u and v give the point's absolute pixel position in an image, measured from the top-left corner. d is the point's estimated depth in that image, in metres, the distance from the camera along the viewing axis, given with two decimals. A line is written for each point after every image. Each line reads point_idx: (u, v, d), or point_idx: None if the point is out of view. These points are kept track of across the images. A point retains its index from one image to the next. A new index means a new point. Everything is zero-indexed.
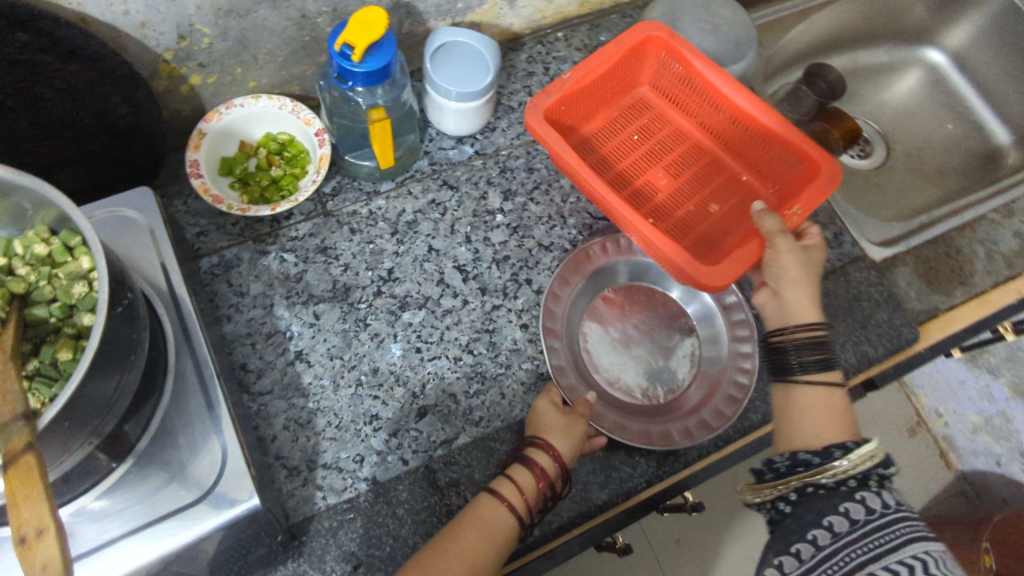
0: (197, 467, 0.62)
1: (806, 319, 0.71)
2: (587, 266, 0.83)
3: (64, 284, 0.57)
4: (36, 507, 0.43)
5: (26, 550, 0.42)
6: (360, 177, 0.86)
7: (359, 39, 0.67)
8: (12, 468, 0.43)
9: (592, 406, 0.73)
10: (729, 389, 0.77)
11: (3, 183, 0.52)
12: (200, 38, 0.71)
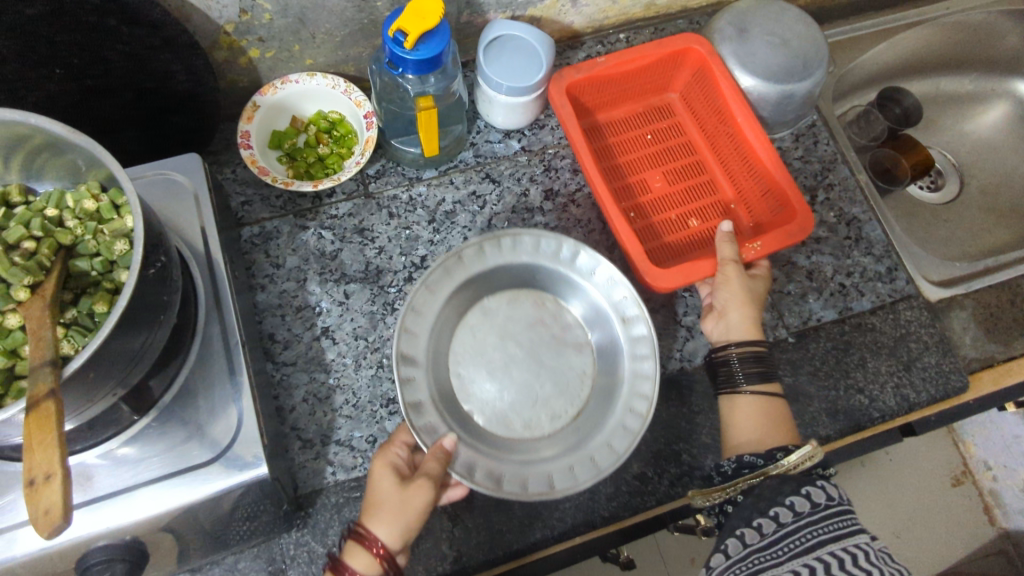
0: (215, 429, 0.63)
1: (749, 336, 0.74)
2: (456, 272, 0.72)
3: (108, 240, 0.59)
4: (48, 453, 0.45)
5: (33, 492, 0.44)
6: (405, 163, 0.87)
7: (413, 27, 0.68)
8: (33, 412, 0.45)
9: (449, 452, 0.64)
10: (627, 420, 0.69)
11: (58, 139, 0.54)
12: (261, 13, 0.73)
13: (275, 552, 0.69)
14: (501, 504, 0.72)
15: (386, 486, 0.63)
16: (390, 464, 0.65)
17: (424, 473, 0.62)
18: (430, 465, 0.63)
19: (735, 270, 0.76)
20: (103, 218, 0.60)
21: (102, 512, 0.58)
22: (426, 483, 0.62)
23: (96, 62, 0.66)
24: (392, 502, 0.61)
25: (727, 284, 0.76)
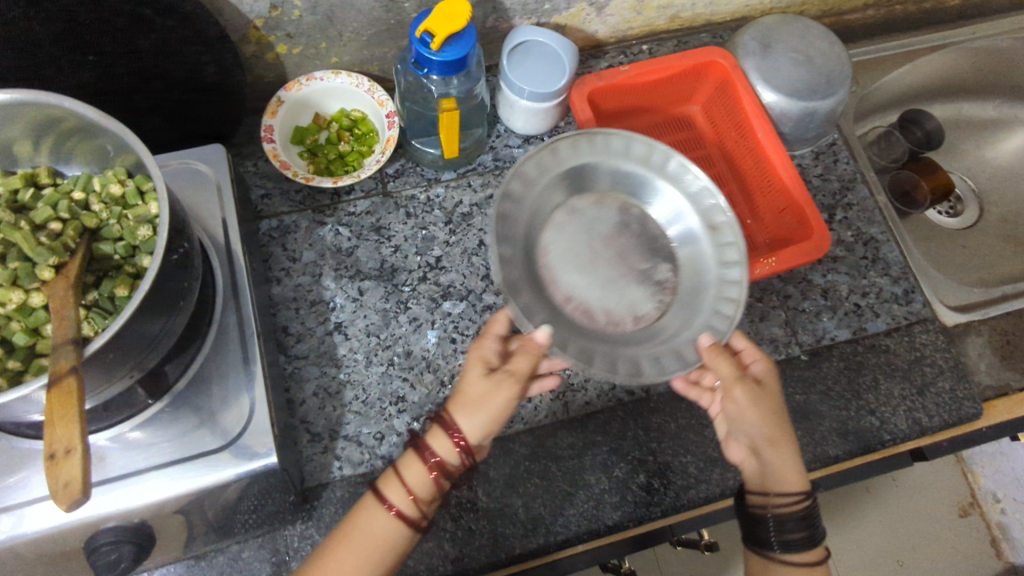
0: (227, 418, 0.63)
1: (784, 484, 0.64)
2: (550, 162, 0.77)
3: (132, 226, 0.60)
4: (69, 428, 0.45)
5: (53, 465, 0.45)
6: (424, 164, 0.88)
7: (440, 29, 0.69)
8: (55, 388, 0.45)
9: (536, 348, 0.63)
10: (715, 320, 0.72)
11: (89, 124, 0.55)
12: (291, 9, 0.74)
13: (279, 544, 0.69)
14: (506, 507, 0.72)
15: (474, 377, 0.62)
16: (481, 355, 0.64)
17: (512, 371, 0.61)
18: (520, 362, 0.62)
19: (762, 414, 0.65)
20: (128, 202, 0.61)
21: (112, 493, 0.58)
22: (512, 382, 0.60)
23: (128, 50, 0.68)
24: (477, 394, 0.60)
25: (761, 436, 0.65)
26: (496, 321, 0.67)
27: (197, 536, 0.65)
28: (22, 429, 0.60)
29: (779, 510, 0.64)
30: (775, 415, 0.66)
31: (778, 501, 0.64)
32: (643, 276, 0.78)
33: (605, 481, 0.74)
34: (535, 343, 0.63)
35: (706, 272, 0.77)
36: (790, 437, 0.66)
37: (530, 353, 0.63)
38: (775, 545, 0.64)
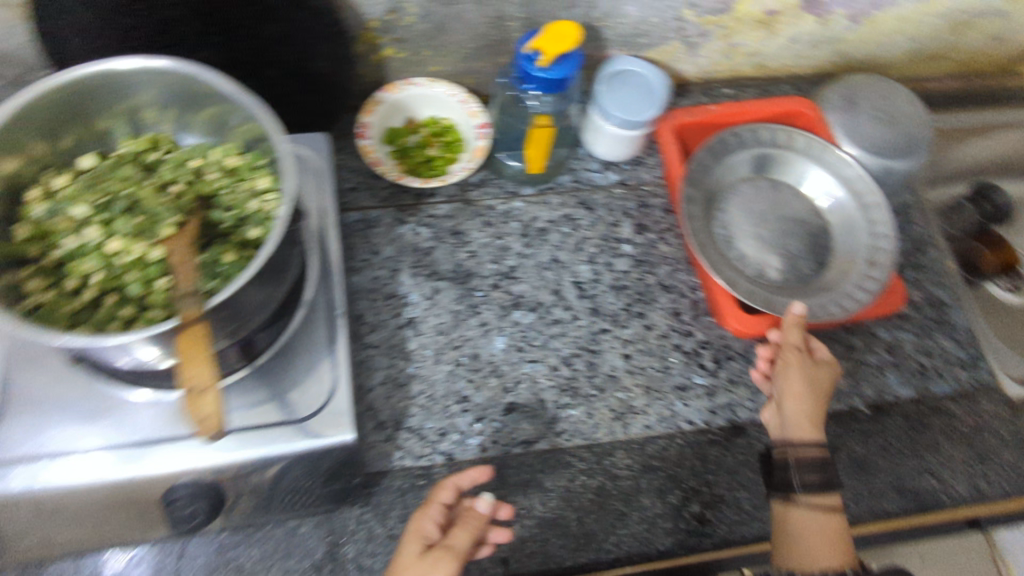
0: (307, 392, 0.65)
1: (807, 436, 0.72)
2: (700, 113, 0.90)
3: (243, 197, 0.63)
4: (202, 367, 0.50)
5: (194, 398, 0.51)
6: (507, 177, 0.89)
7: (552, 48, 0.71)
8: (185, 333, 0.49)
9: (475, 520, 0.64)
10: (848, 300, 0.78)
11: (220, 94, 0.59)
12: (406, 16, 0.77)
13: (335, 526, 0.70)
14: (559, 518, 0.73)
15: (411, 553, 0.62)
16: (422, 528, 0.64)
17: (450, 545, 0.62)
18: (458, 538, 0.62)
19: (806, 371, 0.74)
20: (243, 176, 0.65)
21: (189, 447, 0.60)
22: (447, 559, 0.60)
23: (251, 36, 0.71)
24: (411, 569, 0.60)
25: (801, 397, 0.73)
26: (444, 485, 0.67)
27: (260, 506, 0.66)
28: (121, 375, 0.63)
29: (800, 455, 0.71)
30: (816, 385, 0.74)
31: (799, 444, 0.72)
32: (779, 245, 0.83)
33: (660, 506, 0.75)
34: (476, 517, 0.64)
35: (859, 236, 0.82)
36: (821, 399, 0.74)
37: (472, 527, 0.64)
38: (797, 487, 0.70)
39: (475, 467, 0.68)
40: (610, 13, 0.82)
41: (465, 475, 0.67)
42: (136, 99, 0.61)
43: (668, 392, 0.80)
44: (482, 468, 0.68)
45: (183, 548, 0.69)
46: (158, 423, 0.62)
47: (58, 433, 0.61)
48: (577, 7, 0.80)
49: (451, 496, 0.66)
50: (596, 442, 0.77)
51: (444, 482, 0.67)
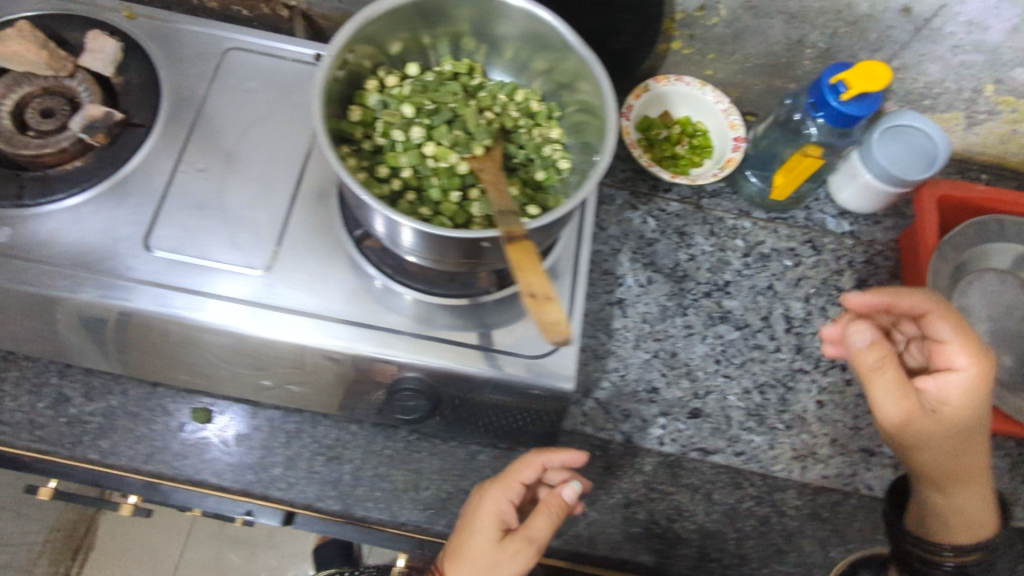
0: (541, 333, 0.66)
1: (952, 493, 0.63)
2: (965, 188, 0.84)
3: (538, 141, 0.68)
4: (540, 277, 0.52)
5: (537, 305, 0.53)
6: (741, 195, 0.90)
7: (858, 85, 0.71)
8: (517, 246, 0.52)
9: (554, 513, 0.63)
10: None
11: (560, 43, 0.61)
12: (713, 16, 0.78)
13: (512, 464, 0.75)
14: (718, 531, 0.75)
15: (488, 537, 0.62)
16: (501, 511, 0.64)
17: (529, 537, 0.62)
18: (540, 527, 0.62)
19: (950, 437, 0.60)
20: (540, 121, 0.69)
21: (424, 346, 0.64)
22: (525, 552, 0.61)
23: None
24: (485, 557, 0.61)
25: (893, 409, 0.59)
26: (527, 462, 0.65)
27: (458, 420, 0.71)
28: (382, 267, 0.67)
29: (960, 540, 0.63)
30: (959, 425, 0.60)
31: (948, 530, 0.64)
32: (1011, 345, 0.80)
33: (820, 555, 0.75)
34: (558, 503, 0.64)
35: None
36: (941, 406, 0.60)
37: (556, 515, 0.63)
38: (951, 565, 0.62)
39: (567, 453, 0.66)
40: (910, 65, 0.80)
41: (553, 459, 0.65)
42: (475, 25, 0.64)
43: (852, 451, 0.79)
44: (573, 455, 0.66)
45: (377, 436, 0.74)
46: (400, 318, 0.65)
47: (314, 298, 0.65)
48: (881, 51, 0.79)
49: (535, 475, 0.65)
50: (771, 474, 0.77)
51: (530, 458, 0.65)
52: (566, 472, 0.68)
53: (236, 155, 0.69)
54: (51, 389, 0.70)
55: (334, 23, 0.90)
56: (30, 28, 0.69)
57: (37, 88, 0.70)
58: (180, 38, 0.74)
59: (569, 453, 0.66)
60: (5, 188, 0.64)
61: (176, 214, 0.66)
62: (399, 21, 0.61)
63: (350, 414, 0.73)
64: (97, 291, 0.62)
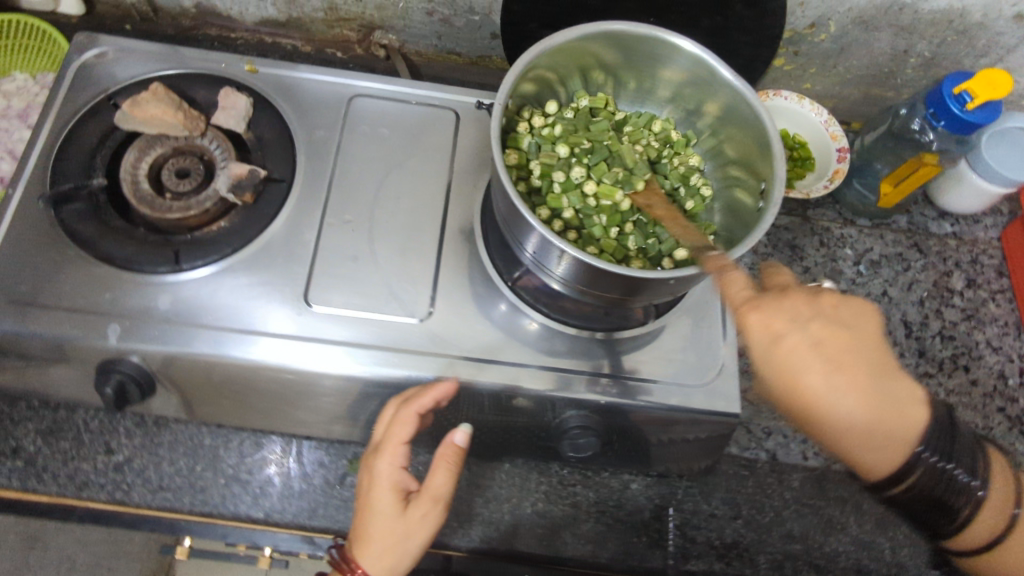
0: (701, 359, 0.68)
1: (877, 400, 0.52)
2: None
3: (682, 170, 0.68)
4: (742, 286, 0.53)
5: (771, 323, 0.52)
6: (842, 205, 0.91)
7: (984, 93, 0.72)
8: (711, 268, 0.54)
9: (450, 457, 0.61)
10: None
11: (712, 74, 0.61)
12: (822, 32, 0.79)
13: (665, 490, 0.75)
14: (872, 542, 0.76)
15: (389, 505, 0.59)
16: (395, 472, 0.60)
17: (433, 496, 0.60)
18: (439, 485, 0.60)
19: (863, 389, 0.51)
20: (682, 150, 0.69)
21: (595, 382, 0.65)
22: (435, 511, 0.60)
23: (690, 21, 0.74)
24: (392, 530, 0.59)
25: (839, 403, 0.51)
26: (403, 421, 0.59)
27: (619, 452, 0.70)
28: (538, 306, 0.68)
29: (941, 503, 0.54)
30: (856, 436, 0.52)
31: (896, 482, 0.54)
32: None
33: None
34: (455, 454, 0.61)
35: None
36: (878, 386, 0.52)
37: (454, 467, 0.61)
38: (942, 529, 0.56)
39: (434, 391, 0.60)
40: (1013, 68, 0.82)
41: (426, 403, 0.60)
42: (620, 60, 0.65)
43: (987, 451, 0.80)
44: (441, 389, 0.60)
45: (531, 473, 0.74)
46: (567, 356, 0.66)
47: (480, 343, 0.65)
48: (987, 56, 0.80)
49: (413, 429, 0.60)
50: None
51: (403, 414, 0.60)
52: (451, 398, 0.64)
53: (379, 204, 0.69)
54: (208, 451, 0.71)
55: (428, 59, 0.90)
56: (164, 90, 0.68)
57: (170, 149, 0.69)
58: (303, 90, 0.73)
59: (438, 390, 0.60)
60: (160, 256, 0.64)
61: (330, 269, 0.66)
62: (552, 62, 0.62)
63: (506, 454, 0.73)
64: (270, 354, 0.61)
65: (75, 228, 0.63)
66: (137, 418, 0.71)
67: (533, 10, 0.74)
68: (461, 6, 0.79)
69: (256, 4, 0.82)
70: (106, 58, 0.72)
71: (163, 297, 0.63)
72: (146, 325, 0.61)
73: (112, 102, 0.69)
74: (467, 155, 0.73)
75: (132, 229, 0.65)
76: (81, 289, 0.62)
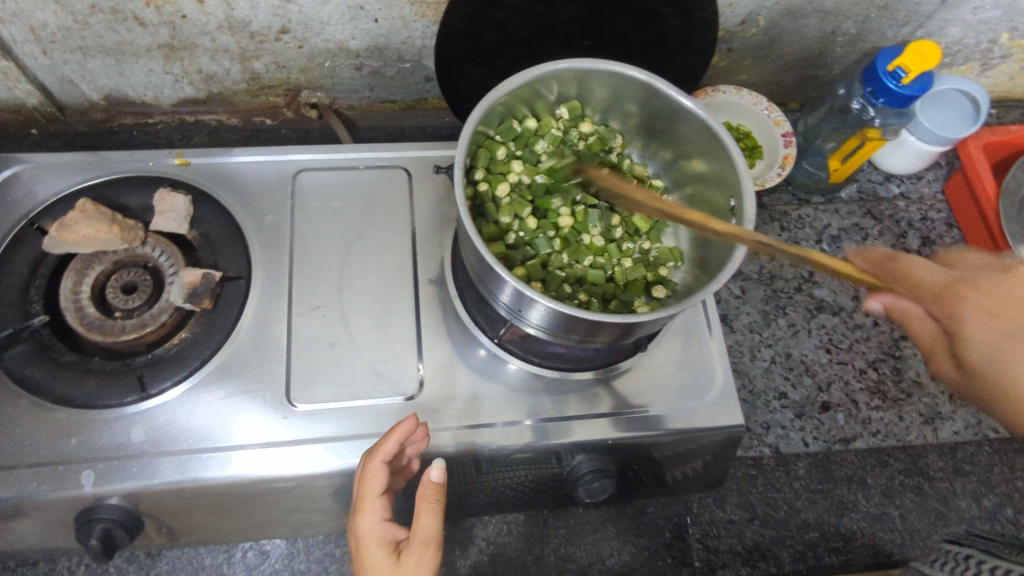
0: (696, 377, 0.67)
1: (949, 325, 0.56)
2: (998, 131, 0.90)
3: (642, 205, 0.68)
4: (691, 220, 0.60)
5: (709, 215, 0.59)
6: (796, 186, 0.94)
7: (917, 67, 0.74)
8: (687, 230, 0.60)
9: (431, 492, 0.55)
10: None
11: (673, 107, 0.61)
12: (751, 27, 0.80)
13: (680, 507, 0.76)
14: (884, 514, 0.77)
15: (381, 563, 0.52)
16: (382, 529, 0.53)
17: (422, 541, 0.53)
18: (427, 526, 0.53)
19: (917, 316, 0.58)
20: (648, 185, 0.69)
21: (599, 422, 0.64)
22: (428, 555, 0.52)
23: (624, 38, 0.73)
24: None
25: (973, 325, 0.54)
26: (373, 472, 0.54)
27: (630, 486, 0.69)
28: (528, 357, 0.65)
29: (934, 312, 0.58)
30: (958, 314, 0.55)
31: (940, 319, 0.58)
32: None
33: (975, 509, 0.78)
34: (435, 491, 0.55)
35: None
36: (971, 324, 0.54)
37: (438, 504, 0.54)
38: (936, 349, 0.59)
39: (396, 431, 0.55)
40: (934, 32, 0.84)
41: (392, 446, 0.55)
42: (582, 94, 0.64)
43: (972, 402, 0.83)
44: (405, 428, 0.56)
45: (548, 518, 0.74)
46: (568, 401, 0.65)
47: (475, 406, 0.63)
48: (908, 25, 0.82)
49: (385, 477, 0.54)
50: (910, 444, 0.80)
51: (370, 465, 0.54)
52: (424, 441, 0.59)
53: (345, 283, 0.67)
54: (211, 572, 0.68)
55: (362, 111, 0.87)
56: (93, 205, 0.63)
57: (110, 264, 0.65)
58: (243, 176, 0.70)
59: (399, 428, 0.55)
60: (125, 384, 0.59)
61: (307, 362, 0.63)
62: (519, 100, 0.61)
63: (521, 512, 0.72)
64: (262, 467, 0.58)
65: (25, 374, 0.59)
66: (126, 553, 0.67)
67: (466, 52, 0.72)
68: (390, 56, 0.77)
69: (171, 86, 0.79)
70: (22, 177, 0.67)
71: (136, 429, 0.58)
72: (122, 463, 0.57)
73: (35, 226, 0.65)
74: (424, 213, 0.71)
75: (86, 361, 0.60)
76: (45, 437, 0.57)
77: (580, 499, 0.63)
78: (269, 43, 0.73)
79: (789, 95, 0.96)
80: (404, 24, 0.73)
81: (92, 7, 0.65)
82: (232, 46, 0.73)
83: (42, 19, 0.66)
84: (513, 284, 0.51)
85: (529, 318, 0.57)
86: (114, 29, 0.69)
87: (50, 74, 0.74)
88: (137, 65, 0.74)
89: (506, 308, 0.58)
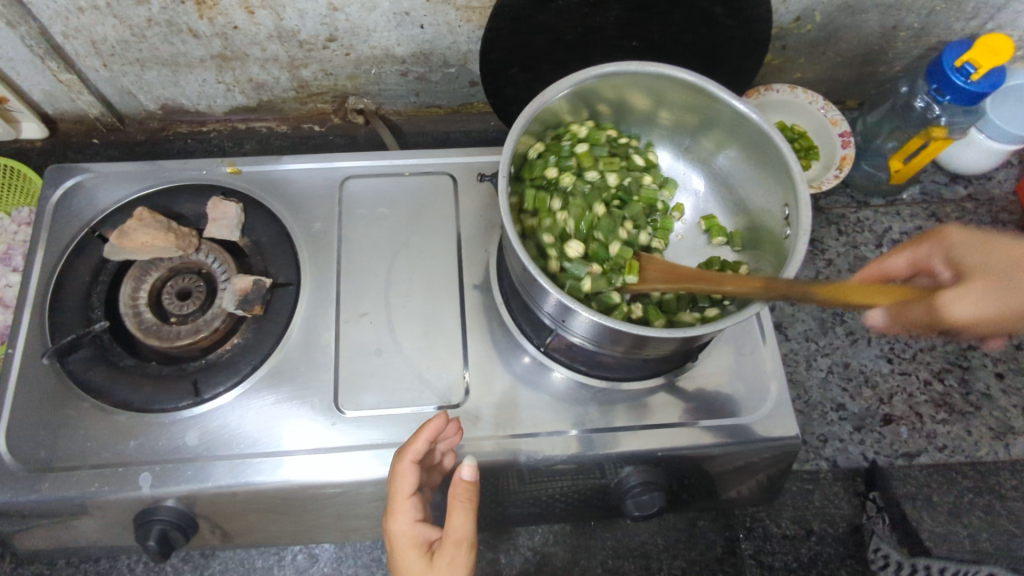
0: (749, 392, 0.65)
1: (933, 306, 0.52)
2: None
3: None
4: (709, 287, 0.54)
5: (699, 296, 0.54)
6: (852, 187, 0.91)
7: (988, 62, 0.69)
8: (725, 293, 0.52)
9: (462, 485, 0.54)
10: None
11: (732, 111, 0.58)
12: (807, 24, 0.77)
13: (732, 521, 0.73)
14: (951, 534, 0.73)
15: (415, 564, 0.52)
16: (416, 527, 0.53)
17: (455, 540, 0.52)
18: (459, 525, 0.52)
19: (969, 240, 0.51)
20: None
21: (648, 433, 0.62)
22: (461, 555, 0.52)
23: (673, 40, 0.71)
24: None
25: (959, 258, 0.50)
26: (403, 473, 0.53)
27: (680, 498, 0.68)
28: (575, 365, 0.64)
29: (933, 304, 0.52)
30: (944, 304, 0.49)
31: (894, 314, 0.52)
32: None
33: None
34: (467, 490, 0.54)
35: None
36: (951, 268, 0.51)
37: (471, 502, 0.54)
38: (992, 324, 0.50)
39: (426, 430, 0.54)
40: (1005, 24, 0.80)
41: (421, 446, 0.54)
42: (641, 93, 0.62)
43: None
44: (435, 425, 0.55)
45: (595, 529, 0.73)
46: (616, 411, 0.63)
47: (523, 414, 0.62)
48: (977, 17, 0.78)
49: (417, 477, 0.53)
50: (978, 460, 0.76)
51: (401, 465, 0.54)
52: (457, 437, 0.58)
53: (392, 290, 0.67)
54: (261, 574, 0.69)
55: (407, 116, 0.88)
56: (149, 214, 0.65)
57: (166, 271, 0.67)
58: (291, 183, 0.71)
59: (429, 426, 0.54)
60: (180, 390, 0.61)
61: (354, 369, 0.63)
62: (579, 92, 0.60)
63: (569, 522, 0.71)
64: (311, 473, 0.58)
65: (86, 378, 0.61)
66: (181, 554, 0.69)
67: (512, 57, 0.71)
68: (435, 61, 0.77)
69: (223, 95, 0.80)
70: (85, 187, 0.70)
71: (191, 433, 0.59)
72: (178, 467, 0.58)
73: (95, 234, 0.67)
74: (469, 218, 0.71)
75: (144, 366, 0.62)
76: (106, 441, 0.59)
77: (628, 512, 0.62)
78: (317, 51, 0.74)
79: (846, 92, 0.93)
80: (450, 30, 0.72)
81: (149, 21, 0.67)
82: (282, 55, 0.74)
83: (103, 34, 0.68)
84: (558, 296, 0.50)
85: (574, 328, 0.55)
86: (170, 41, 0.70)
87: (110, 86, 0.77)
88: (192, 75, 0.76)
89: (551, 318, 0.57)
